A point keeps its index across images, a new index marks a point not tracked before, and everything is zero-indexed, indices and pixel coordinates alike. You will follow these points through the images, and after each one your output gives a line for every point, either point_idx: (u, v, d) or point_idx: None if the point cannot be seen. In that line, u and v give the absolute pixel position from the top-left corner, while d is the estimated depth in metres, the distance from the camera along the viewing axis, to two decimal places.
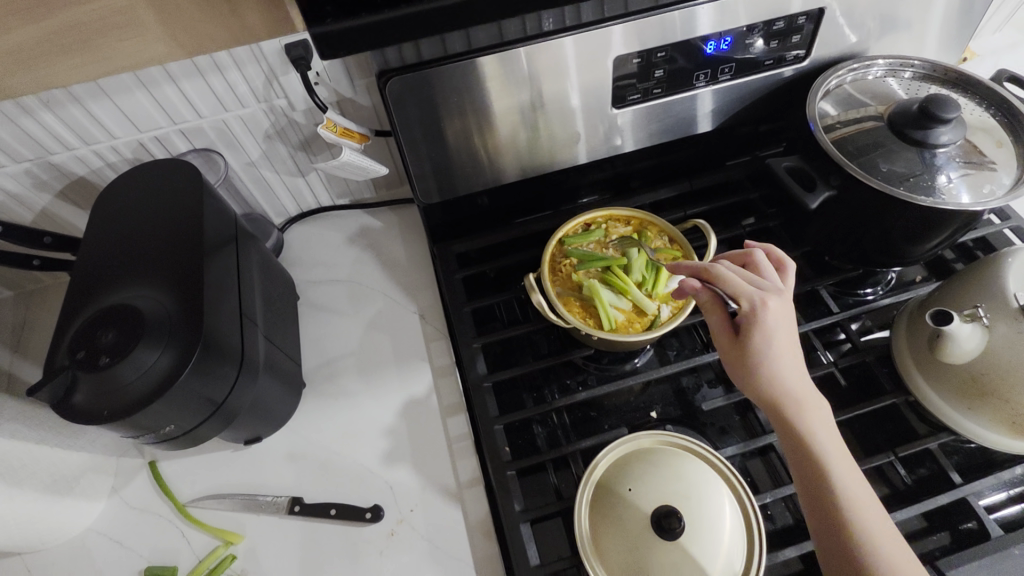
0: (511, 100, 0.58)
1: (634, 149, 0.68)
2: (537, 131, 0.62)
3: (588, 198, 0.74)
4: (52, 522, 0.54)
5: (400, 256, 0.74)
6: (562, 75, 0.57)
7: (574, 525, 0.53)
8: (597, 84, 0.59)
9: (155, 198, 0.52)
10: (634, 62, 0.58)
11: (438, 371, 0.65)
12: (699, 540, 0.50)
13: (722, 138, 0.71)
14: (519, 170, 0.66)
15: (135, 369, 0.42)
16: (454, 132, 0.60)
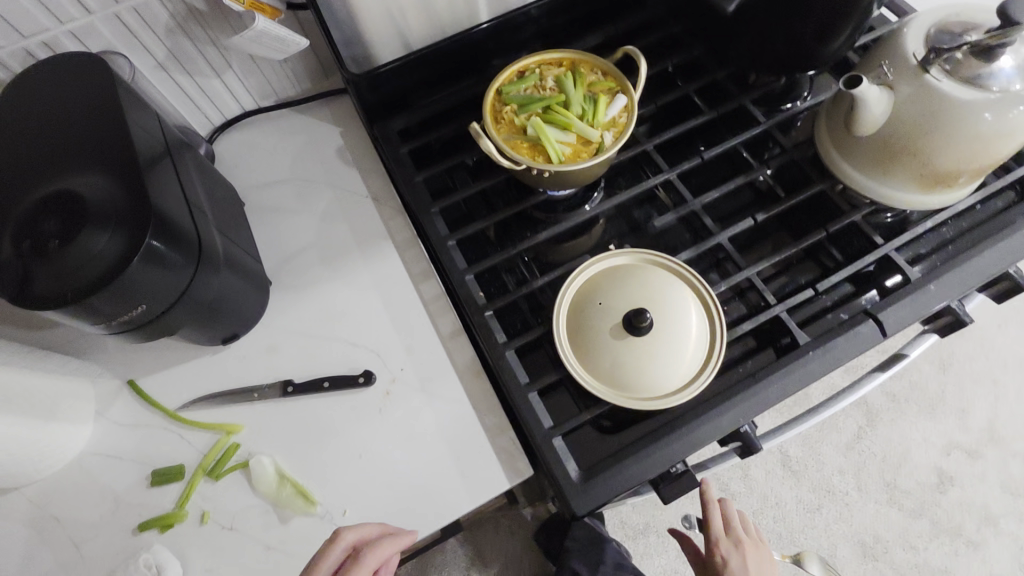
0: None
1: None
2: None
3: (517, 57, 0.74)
4: (42, 447, 0.53)
5: (340, 146, 0.72)
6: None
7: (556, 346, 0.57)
8: None
9: (63, 94, 0.48)
10: None
11: (402, 246, 0.66)
12: (668, 331, 0.55)
13: None
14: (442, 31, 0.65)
15: (88, 250, 0.41)
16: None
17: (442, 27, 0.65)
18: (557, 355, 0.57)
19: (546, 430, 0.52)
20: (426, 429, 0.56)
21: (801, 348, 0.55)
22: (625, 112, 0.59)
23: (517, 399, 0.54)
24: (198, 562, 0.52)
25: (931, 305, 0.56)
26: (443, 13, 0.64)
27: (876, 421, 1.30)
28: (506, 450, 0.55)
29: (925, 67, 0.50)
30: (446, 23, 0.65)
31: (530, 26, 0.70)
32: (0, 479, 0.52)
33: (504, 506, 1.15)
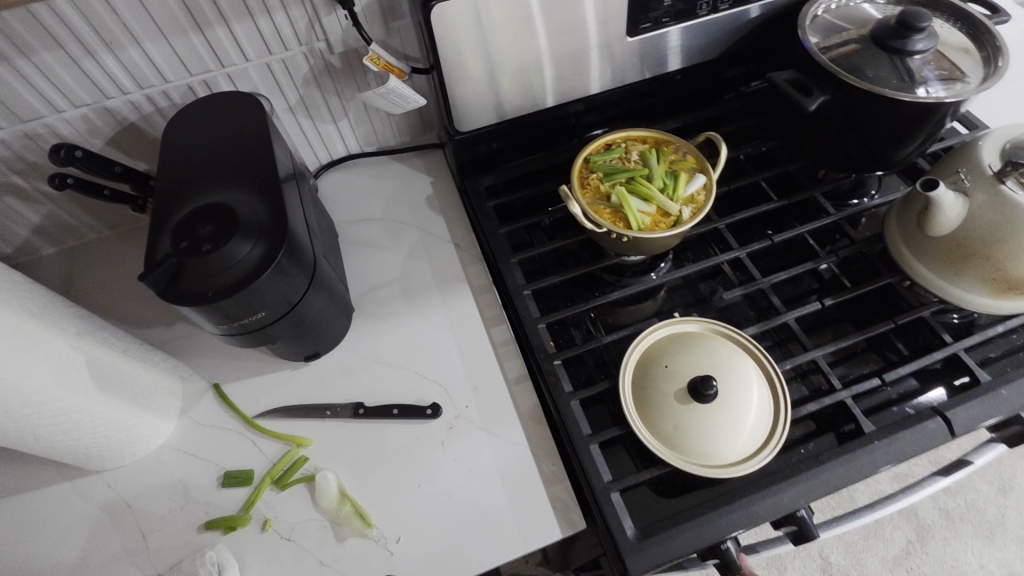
0: (536, 31, 0.64)
1: (643, 81, 0.74)
2: (559, 63, 0.68)
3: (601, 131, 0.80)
4: (134, 434, 0.57)
5: (430, 194, 0.79)
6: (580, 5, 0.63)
7: (620, 405, 0.58)
8: (611, 14, 0.65)
9: (220, 127, 0.56)
10: None
11: (477, 290, 0.70)
12: (733, 401, 0.56)
13: (720, 73, 0.78)
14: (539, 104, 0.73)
15: (233, 255, 0.47)
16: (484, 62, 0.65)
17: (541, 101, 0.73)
18: (619, 413, 0.59)
19: (605, 483, 0.53)
20: (484, 467, 0.58)
21: (866, 435, 0.55)
22: (704, 190, 0.64)
23: (578, 449, 0.55)
24: (252, 568, 0.54)
25: (1003, 408, 0.56)
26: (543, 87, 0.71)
27: (926, 537, 1.23)
28: (560, 498, 0.56)
29: (1000, 177, 0.54)
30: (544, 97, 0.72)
31: (618, 106, 0.77)
32: (93, 457, 0.56)
33: (526, 570, 1.12)
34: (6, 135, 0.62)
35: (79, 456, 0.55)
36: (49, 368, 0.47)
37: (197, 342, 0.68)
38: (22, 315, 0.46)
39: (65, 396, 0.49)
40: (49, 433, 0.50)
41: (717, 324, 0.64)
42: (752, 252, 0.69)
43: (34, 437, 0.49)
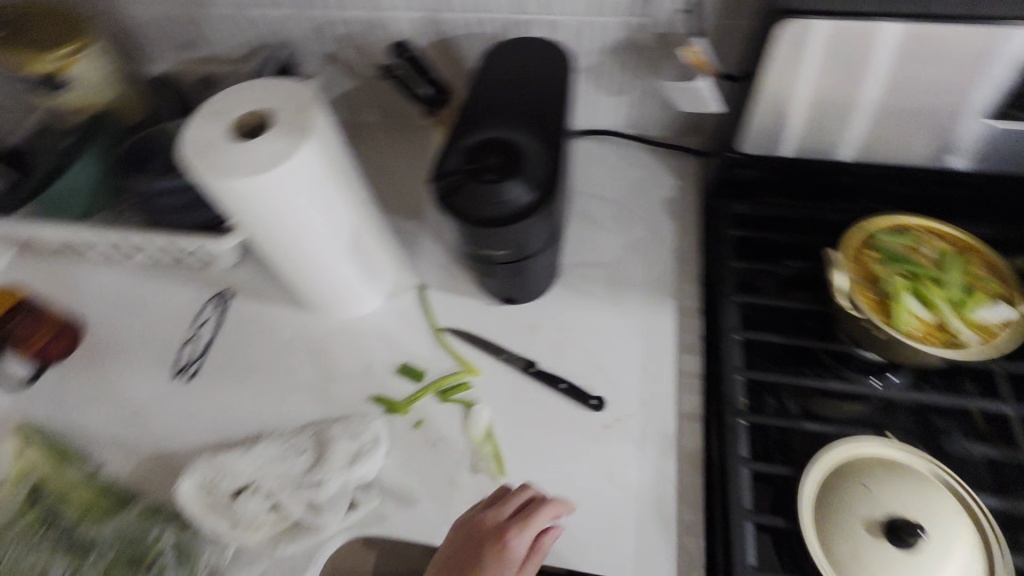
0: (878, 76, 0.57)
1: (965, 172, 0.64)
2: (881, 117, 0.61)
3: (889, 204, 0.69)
4: (349, 296, 0.66)
5: (670, 197, 0.76)
6: (949, 65, 0.54)
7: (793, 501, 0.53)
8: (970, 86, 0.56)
9: (529, 69, 0.59)
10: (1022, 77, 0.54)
11: (682, 310, 0.67)
12: (935, 568, 0.47)
13: None
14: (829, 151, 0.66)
15: (507, 194, 0.49)
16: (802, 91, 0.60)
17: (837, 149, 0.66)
18: (788, 505, 0.54)
19: (747, 566, 0.49)
20: (624, 481, 0.57)
21: None
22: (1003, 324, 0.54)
23: (732, 518, 0.51)
24: (395, 455, 0.59)
25: None
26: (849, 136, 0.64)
27: None
28: (688, 552, 0.53)
29: None
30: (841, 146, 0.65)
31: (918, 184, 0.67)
32: (314, 298, 0.66)
33: None
34: (358, 16, 0.71)
35: (306, 291, 0.65)
36: (331, 214, 0.56)
37: (419, 244, 0.75)
38: (335, 172, 0.54)
39: (326, 239, 0.58)
40: (305, 262, 0.60)
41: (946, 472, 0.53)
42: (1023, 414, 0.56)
43: (292, 260, 0.59)
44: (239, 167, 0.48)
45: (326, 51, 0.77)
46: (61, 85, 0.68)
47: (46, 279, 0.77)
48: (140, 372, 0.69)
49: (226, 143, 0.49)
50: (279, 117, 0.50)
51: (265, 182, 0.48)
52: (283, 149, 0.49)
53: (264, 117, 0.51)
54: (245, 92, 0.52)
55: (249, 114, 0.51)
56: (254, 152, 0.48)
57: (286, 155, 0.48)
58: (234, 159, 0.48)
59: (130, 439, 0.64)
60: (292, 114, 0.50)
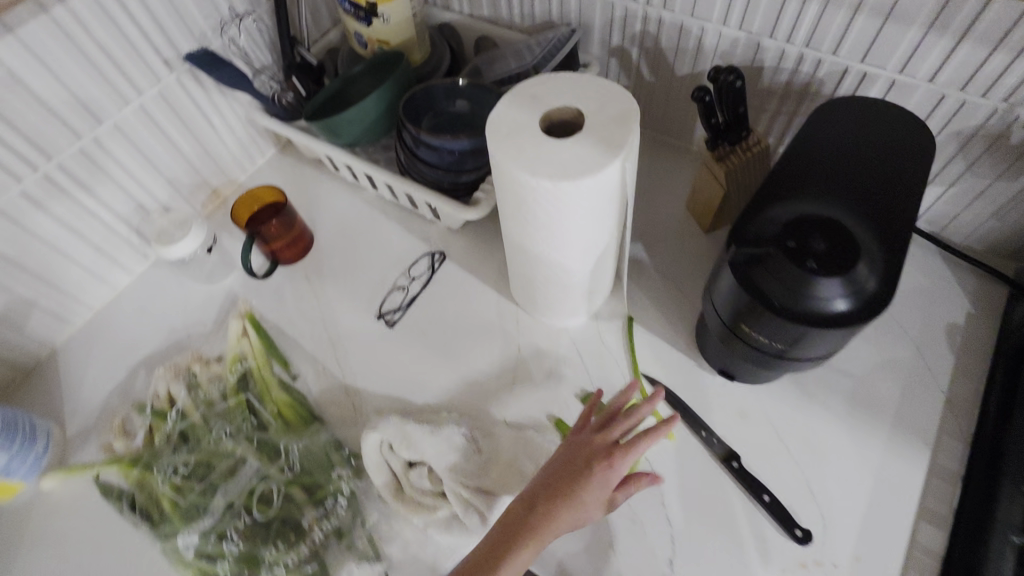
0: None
1: None
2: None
3: None
4: (561, 307, 0.63)
5: (956, 323, 0.62)
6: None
7: None
8: None
9: (878, 139, 0.48)
10: None
11: (933, 469, 0.55)
12: None
13: None
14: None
15: (826, 292, 0.41)
16: None
17: None
18: None
19: None
20: None
21: None
22: None
23: None
24: None
25: None
26: None
27: None
28: None
29: None
30: None
31: None
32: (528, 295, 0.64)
33: None
34: (667, 19, 0.65)
35: (524, 284, 0.63)
36: (591, 234, 0.52)
37: (639, 273, 0.70)
38: (618, 196, 0.49)
39: (574, 256, 0.54)
40: (541, 266, 0.57)
41: None
42: None
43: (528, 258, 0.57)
44: (533, 163, 0.45)
45: (614, 43, 0.73)
46: (370, 19, 0.72)
47: (294, 182, 0.83)
48: (349, 301, 0.71)
49: (536, 136, 0.46)
50: (594, 125, 0.46)
51: (559, 190, 0.44)
52: (590, 162, 0.44)
53: (580, 120, 0.48)
54: (570, 85, 0.49)
55: (561, 108, 0.48)
56: (560, 154, 0.45)
57: (590, 169, 0.44)
58: (537, 156, 0.45)
59: (326, 361, 0.67)
60: (609, 127, 0.46)
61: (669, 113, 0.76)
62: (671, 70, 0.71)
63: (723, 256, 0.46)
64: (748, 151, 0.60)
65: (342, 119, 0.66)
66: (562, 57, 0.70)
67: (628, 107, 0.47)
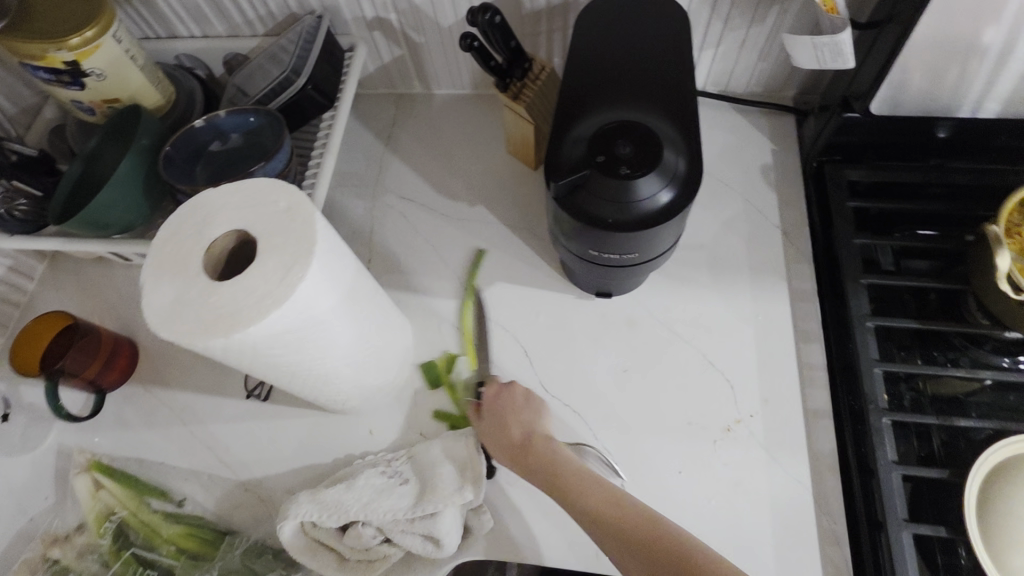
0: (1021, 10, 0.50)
1: None
2: (1022, 65, 0.54)
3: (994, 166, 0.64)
4: (349, 401, 0.55)
5: (767, 163, 0.68)
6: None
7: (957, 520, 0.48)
8: None
9: (635, 30, 0.50)
10: None
11: (797, 294, 0.61)
12: None
13: None
14: (935, 97, 0.59)
15: (647, 190, 0.43)
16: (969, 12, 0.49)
17: (958, 100, 0.59)
18: (949, 514, 0.50)
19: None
20: (753, 491, 0.54)
21: None
22: None
23: (887, 523, 0.48)
24: (502, 473, 0.56)
25: None
26: (980, 87, 0.57)
27: None
28: (833, 559, 0.51)
29: None
30: (972, 103, 0.59)
31: None
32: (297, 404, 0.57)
33: None
34: None
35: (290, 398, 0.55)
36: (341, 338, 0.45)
37: (491, 235, 0.69)
38: (342, 293, 0.42)
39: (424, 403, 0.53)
40: (344, 401, 0.55)
41: None
42: None
43: (281, 376, 0.45)
44: (272, 315, 0.36)
45: (369, 17, 0.69)
46: (81, 81, 0.60)
47: (83, 293, 0.70)
48: (207, 396, 0.62)
49: (209, 286, 0.37)
50: (272, 245, 0.38)
51: (246, 336, 0.36)
52: (282, 288, 0.37)
53: (251, 241, 0.41)
54: (208, 213, 0.40)
55: (222, 239, 0.39)
56: (236, 291, 0.37)
57: (279, 296, 0.36)
58: (204, 304, 0.37)
59: (208, 469, 0.59)
60: (287, 236, 0.38)
61: (454, 67, 0.74)
62: (435, 24, 0.68)
63: (546, 197, 0.46)
64: (537, 81, 0.61)
65: (96, 206, 0.56)
66: (321, 44, 0.63)
67: (297, 206, 0.39)
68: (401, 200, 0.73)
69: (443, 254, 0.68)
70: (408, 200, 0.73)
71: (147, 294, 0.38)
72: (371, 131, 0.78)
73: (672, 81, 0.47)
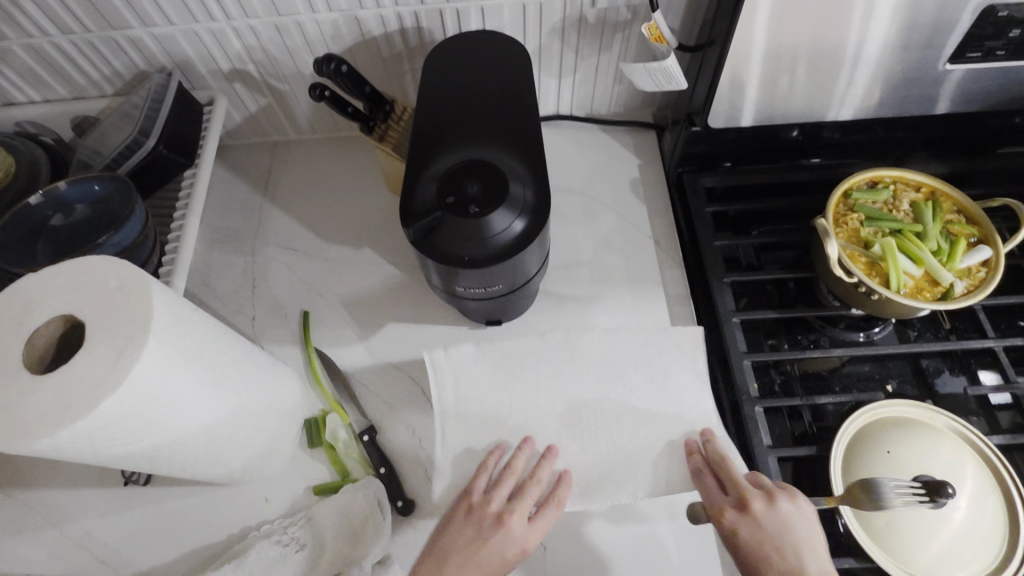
0: None
1: (904, 115, 0.65)
2: None
3: (828, 160, 0.71)
4: (235, 473, 0.52)
5: (635, 177, 0.72)
6: (924, 3, 0.52)
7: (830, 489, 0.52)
8: (906, 45, 0.57)
9: (478, 70, 0.52)
10: (975, 23, 0.55)
11: (673, 299, 0.65)
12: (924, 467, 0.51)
13: (1002, 122, 0.67)
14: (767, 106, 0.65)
15: (499, 225, 0.44)
16: (775, 34, 0.55)
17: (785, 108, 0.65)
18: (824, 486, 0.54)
19: None
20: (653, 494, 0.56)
21: None
22: (983, 266, 0.55)
23: None
24: (410, 519, 0.55)
25: None
26: None
27: None
28: None
29: None
30: None
31: (866, 129, 0.67)
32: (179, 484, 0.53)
33: None
34: (258, 26, 0.61)
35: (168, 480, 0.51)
36: (204, 412, 0.43)
37: (380, 276, 0.68)
38: (197, 366, 0.41)
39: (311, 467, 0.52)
40: (227, 474, 0.52)
41: (917, 407, 0.55)
42: (964, 350, 0.60)
43: (138, 461, 0.42)
44: (106, 405, 0.34)
45: (225, 69, 0.67)
46: None
47: None
48: (78, 490, 0.57)
49: (30, 384, 0.34)
50: (101, 329, 0.36)
51: (78, 432, 0.34)
52: (113, 375, 0.34)
53: (82, 325, 0.38)
54: (25, 304, 0.37)
55: (44, 329, 0.37)
56: (60, 386, 0.34)
57: (112, 383, 0.34)
58: (27, 405, 0.34)
59: (85, 572, 0.54)
60: (117, 318, 0.36)
61: (325, 112, 0.74)
62: (297, 72, 0.67)
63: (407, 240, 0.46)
64: (400, 121, 0.62)
65: None
66: (172, 102, 0.61)
67: (127, 284, 0.37)
68: (283, 251, 0.70)
69: (331, 300, 0.67)
70: (290, 250, 0.71)
71: None
72: (246, 183, 0.75)
73: (516, 117, 0.49)
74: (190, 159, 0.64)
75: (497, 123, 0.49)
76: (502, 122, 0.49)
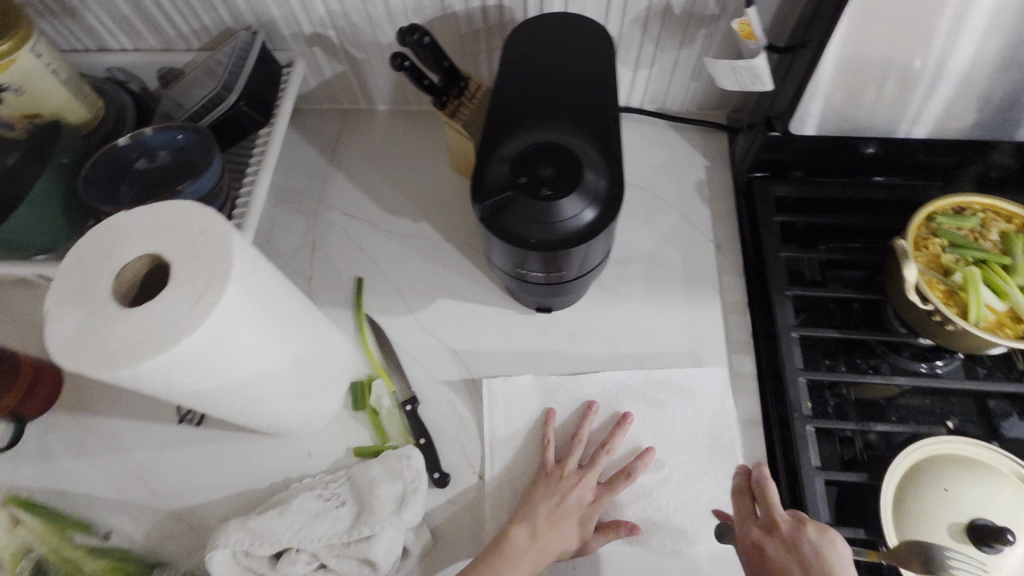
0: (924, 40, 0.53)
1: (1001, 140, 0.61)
2: None
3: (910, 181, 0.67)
4: (284, 424, 0.54)
5: (701, 178, 0.71)
6: None
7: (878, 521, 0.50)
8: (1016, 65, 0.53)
9: (560, 52, 0.51)
10: None
11: (729, 306, 0.63)
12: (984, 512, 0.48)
13: None
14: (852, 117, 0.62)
15: (569, 210, 0.44)
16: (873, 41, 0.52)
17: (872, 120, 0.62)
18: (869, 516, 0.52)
19: None
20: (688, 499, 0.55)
21: None
22: None
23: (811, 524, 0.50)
24: (443, 491, 0.56)
25: None
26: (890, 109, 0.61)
27: None
28: None
29: None
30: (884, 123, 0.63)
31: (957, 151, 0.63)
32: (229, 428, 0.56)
33: None
34: None
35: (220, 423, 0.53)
36: (266, 362, 0.44)
37: (434, 251, 0.69)
38: (265, 317, 0.42)
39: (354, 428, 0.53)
40: (275, 424, 0.54)
41: (983, 448, 0.52)
42: None
43: (201, 401, 0.44)
44: (184, 343, 0.36)
45: (307, 33, 0.68)
46: None
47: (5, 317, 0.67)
48: (137, 422, 0.60)
49: (116, 314, 0.36)
50: (184, 271, 0.37)
51: (155, 365, 0.36)
52: (193, 314, 0.36)
53: (165, 265, 0.40)
54: (116, 239, 0.38)
55: (132, 265, 0.38)
56: (143, 319, 0.36)
57: (191, 323, 0.36)
58: (111, 333, 0.36)
59: (138, 498, 0.57)
60: (200, 261, 0.37)
61: (397, 84, 0.74)
62: (375, 42, 0.68)
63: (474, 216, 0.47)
64: (473, 98, 0.62)
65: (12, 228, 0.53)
66: (255, 60, 0.63)
67: (211, 230, 0.38)
68: (344, 216, 0.72)
69: (385, 270, 0.68)
70: (350, 216, 0.72)
71: (52, 322, 0.37)
72: (314, 147, 0.77)
73: (595, 104, 0.48)
74: (267, 118, 0.66)
75: (576, 108, 0.48)
76: (581, 108, 0.48)
